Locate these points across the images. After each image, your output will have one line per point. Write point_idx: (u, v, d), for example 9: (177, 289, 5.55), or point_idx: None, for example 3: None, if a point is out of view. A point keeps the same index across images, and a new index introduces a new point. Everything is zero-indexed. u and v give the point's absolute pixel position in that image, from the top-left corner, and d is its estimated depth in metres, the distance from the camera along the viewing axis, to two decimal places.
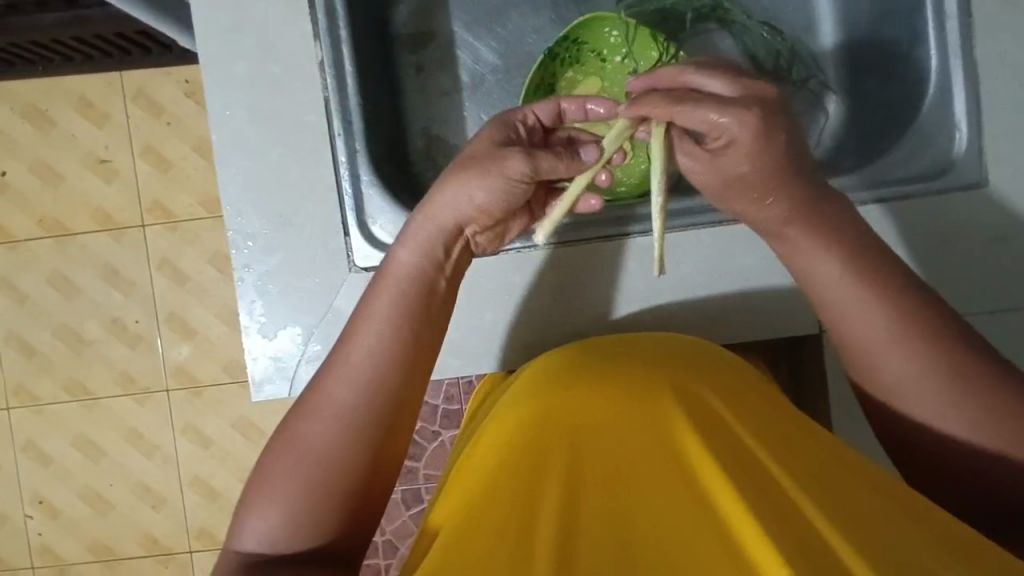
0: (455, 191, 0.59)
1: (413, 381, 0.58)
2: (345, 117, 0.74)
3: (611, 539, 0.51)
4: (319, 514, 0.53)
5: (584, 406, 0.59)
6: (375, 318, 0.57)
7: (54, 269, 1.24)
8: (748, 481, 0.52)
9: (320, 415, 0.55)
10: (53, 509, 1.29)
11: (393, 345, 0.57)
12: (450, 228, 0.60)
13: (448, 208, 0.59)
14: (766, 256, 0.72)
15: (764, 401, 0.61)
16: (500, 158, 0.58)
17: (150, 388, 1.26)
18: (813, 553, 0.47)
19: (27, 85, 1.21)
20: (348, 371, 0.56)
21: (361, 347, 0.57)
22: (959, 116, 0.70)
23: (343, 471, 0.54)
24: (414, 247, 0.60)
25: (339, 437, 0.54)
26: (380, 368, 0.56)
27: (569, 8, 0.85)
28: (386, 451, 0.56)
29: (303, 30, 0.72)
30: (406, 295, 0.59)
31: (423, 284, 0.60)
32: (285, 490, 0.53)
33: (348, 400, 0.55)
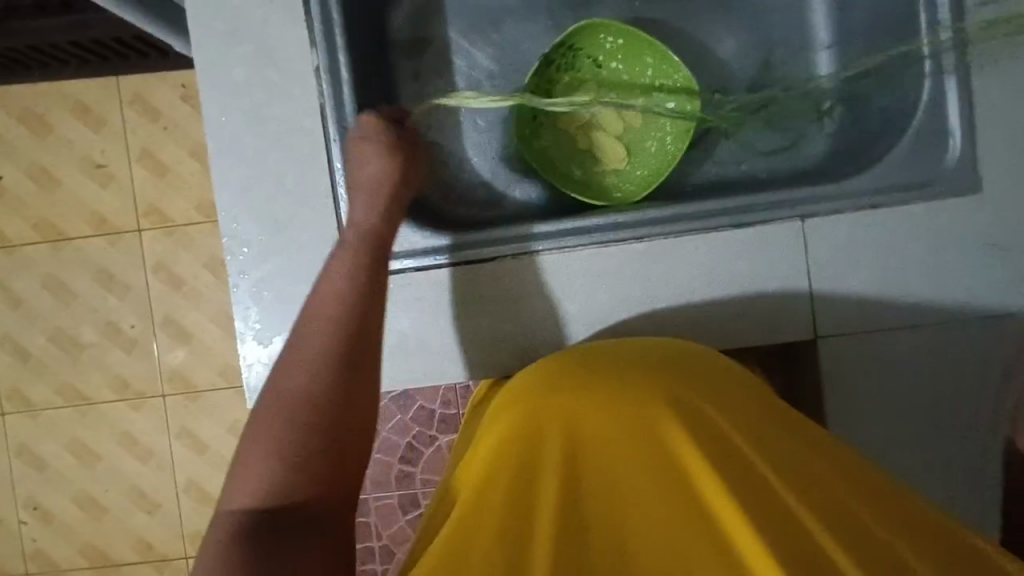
0: (370, 156, 0.68)
1: (373, 324, 0.62)
2: (342, 125, 0.73)
3: (611, 542, 0.54)
4: (303, 466, 0.54)
5: (584, 407, 0.59)
6: (338, 269, 0.63)
7: (49, 273, 1.24)
8: (742, 483, 0.54)
9: (293, 372, 0.58)
10: (47, 514, 1.28)
11: (352, 295, 0.61)
12: (384, 187, 0.68)
13: (370, 173, 0.68)
14: (762, 262, 0.72)
15: (767, 402, 0.61)
16: (391, 130, 0.70)
17: (145, 393, 1.25)
18: (804, 557, 0.50)
19: (23, 89, 1.21)
20: (317, 327, 0.60)
21: (323, 303, 0.61)
22: (954, 126, 0.70)
23: (322, 415, 0.56)
24: (365, 211, 0.67)
25: (311, 387, 0.57)
26: (341, 315, 0.60)
27: (565, 14, 0.84)
28: (358, 398, 0.58)
29: (300, 36, 0.72)
30: (361, 251, 0.64)
31: (376, 240, 0.66)
32: (266, 447, 0.54)
33: (317, 353, 0.58)
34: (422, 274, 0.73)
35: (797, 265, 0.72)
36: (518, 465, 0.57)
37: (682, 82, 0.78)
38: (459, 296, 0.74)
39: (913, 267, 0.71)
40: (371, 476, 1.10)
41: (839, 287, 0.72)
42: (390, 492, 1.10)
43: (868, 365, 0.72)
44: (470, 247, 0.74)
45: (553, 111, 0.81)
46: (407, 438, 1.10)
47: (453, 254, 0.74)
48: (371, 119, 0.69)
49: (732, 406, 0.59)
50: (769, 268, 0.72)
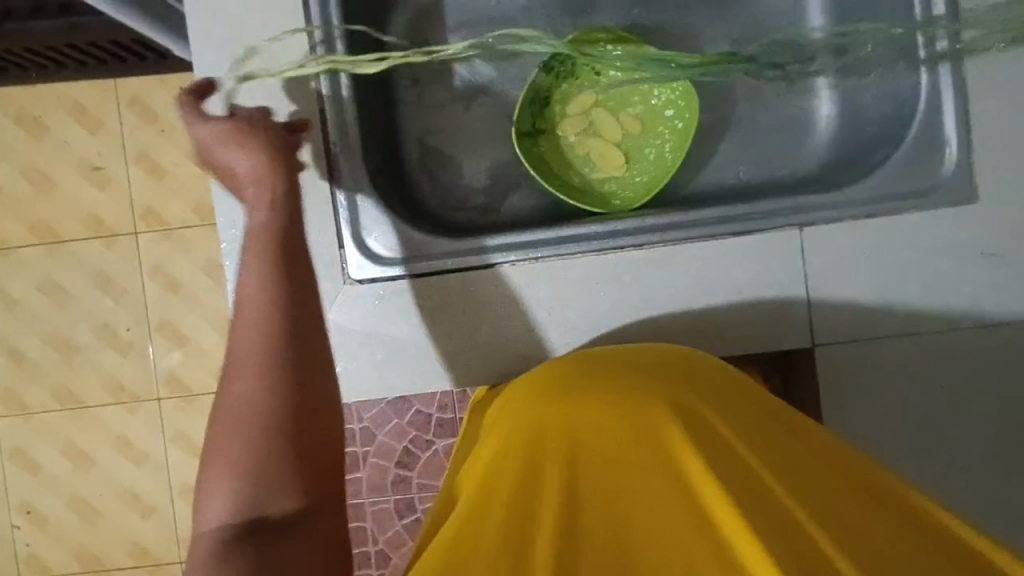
0: (230, 153, 0.62)
1: (312, 320, 0.58)
2: (343, 129, 0.73)
3: (611, 544, 0.54)
4: (270, 474, 0.53)
5: (582, 411, 0.59)
6: (251, 273, 0.58)
7: (44, 276, 1.23)
8: (736, 485, 0.55)
9: (234, 384, 0.55)
10: (40, 518, 1.27)
11: (276, 291, 0.57)
12: (259, 171, 0.61)
13: (241, 169, 0.62)
14: (759, 270, 0.72)
15: (766, 403, 0.62)
16: (229, 119, 0.62)
17: (140, 396, 1.25)
18: (804, 556, 0.51)
19: (20, 91, 1.20)
20: (245, 333, 0.56)
21: (246, 307, 0.57)
22: (951, 134, 0.70)
23: (277, 425, 0.54)
24: (261, 206, 0.61)
25: (257, 394, 0.54)
26: (268, 312, 0.56)
27: (564, 20, 0.84)
28: (308, 393, 0.55)
29: (301, 42, 0.72)
30: (271, 246, 0.59)
31: (287, 228, 0.61)
32: (227, 463, 0.52)
33: (252, 359, 0.55)
34: (419, 280, 0.73)
35: (794, 274, 0.72)
36: (515, 472, 0.57)
37: (681, 90, 0.78)
38: (456, 302, 0.74)
39: (910, 275, 0.71)
40: (367, 480, 1.10)
41: (835, 295, 0.72)
42: (386, 496, 1.09)
43: (865, 373, 0.73)
44: (468, 253, 0.74)
45: (553, 119, 0.81)
46: (404, 443, 1.10)
47: (451, 260, 0.74)
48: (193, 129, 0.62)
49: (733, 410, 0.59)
50: (766, 275, 0.72)
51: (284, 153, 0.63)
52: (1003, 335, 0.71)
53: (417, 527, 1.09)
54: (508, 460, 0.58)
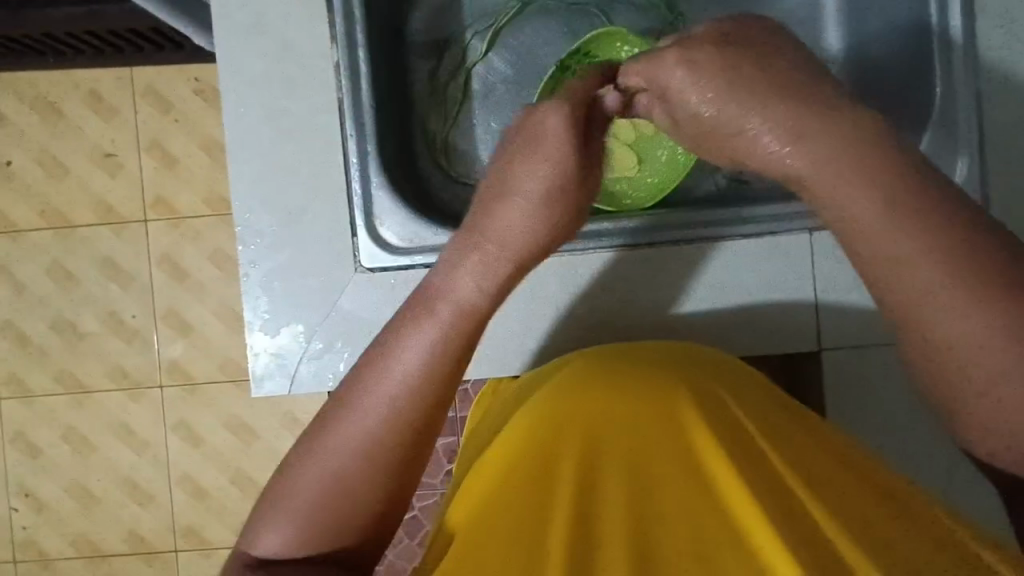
0: (522, 214, 0.59)
1: (443, 407, 0.56)
2: (358, 119, 0.74)
3: (631, 540, 0.53)
4: (350, 534, 0.54)
5: (599, 410, 0.60)
6: (415, 343, 0.55)
7: (53, 260, 1.24)
8: (755, 480, 0.55)
9: (350, 455, 0.53)
10: (38, 502, 1.27)
11: (432, 390, 0.55)
12: (522, 253, 0.59)
13: (507, 232, 0.59)
14: (769, 273, 0.73)
15: (775, 405, 0.64)
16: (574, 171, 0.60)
17: (143, 383, 1.25)
18: (823, 553, 0.50)
19: (38, 77, 1.22)
20: (384, 414, 0.53)
21: (392, 389, 0.54)
22: (962, 145, 0.71)
23: (366, 489, 0.53)
24: (471, 286, 0.57)
25: (368, 473, 0.53)
26: (419, 411, 0.54)
27: (581, 21, 0.85)
28: (417, 475, 0.56)
29: (321, 31, 0.73)
30: (453, 332, 0.56)
31: (468, 330, 0.57)
32: (306, 513, 0.53)
33: (382, 443, 0.53)
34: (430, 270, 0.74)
35: (803, 278, 0.73)
36: (531, 472, 0.58)
37: None
38: None
39: None
40: None
41: (842, 301, 0.73)
42: None
43: (869, 378, 0.73)
44: None
45: None
46: None
47: None
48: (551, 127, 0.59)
49: (745, 411, 0.62)
50: (775, 278, 0.73)
51: (559, 239, 0.63)
52: None
53: (415, 524, 1.09)
54: (524, 457, 0.59)
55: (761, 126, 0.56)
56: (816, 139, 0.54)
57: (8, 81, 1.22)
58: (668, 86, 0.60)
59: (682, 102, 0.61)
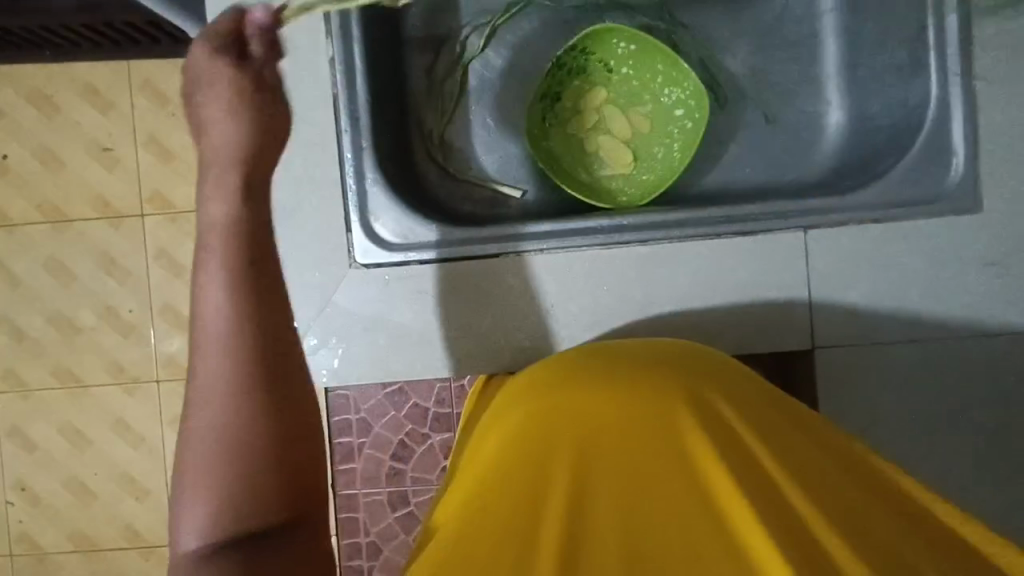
0: (220, 130, 0.51)
1: (277, 327, 0.52)
2: (354, 115, 0.73)
3: (622, 540, 0.54)
4: (254, 493, 0.49)
5: (588, 406, 0.60)
6: (213, 281, 0.50)
7: (50, 254, 1.24)
8: (747, 479, 0.56)
9: (208, 400, 0.50)
10: (35, 496, 1.28)
11: (244, 300, 0.50)
12: (229, 163, 0.51)
13: (223, 147, 0.51)
14: (763, 270, 0.73)
15: (764, 397, 0.62)
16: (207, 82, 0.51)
17: (139, 378, 1.25)
18: (814, 555, 0.52)
19: (35, 70, 1.21)
20: (216, 350, 0.50)
21: (211, 324, 0.50)
22: (957, 144, 0.71)
23: (242, 447, 0.49)
24: (221, 195, 0.51)
25: (234, 409, 0.49)
26: (243, 323, 0.50)
27: (578, 17, 0.85)
28: (292, 407, 0.51)
29: (315, 26, 0.73)
30: (241, 254, 0.51)
31: (249, 230, 0.52)
32: (207, 485, 0.49)
33: (223, 371, 0.50)
34: (425, 267, 0.74)
35: (797, 277, 0.73)
36: (521, 469, 0.58)
37: (692, 89, 0.78)
38: (462, 290, 0.74)
39: (911, 281, 0.72)
40: (361, 472, 1.10)
41: (838, 300, 0.73)
42: (380, 488, 1.10)
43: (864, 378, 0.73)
44: (476, 243, 0.74)
45: (561, 115, 0.82)
46: (400, 436, 1.09)
47: (458, 249, 0.74)
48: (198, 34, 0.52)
49: (738, 406, 0.61)
50: (771, 276, 0.73)
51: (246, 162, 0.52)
52: (1003, 349, 0.72)
53: (410, 521, 1.10)
54: (515, 455, 0.59)
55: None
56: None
57: (6, 75, 1.22)
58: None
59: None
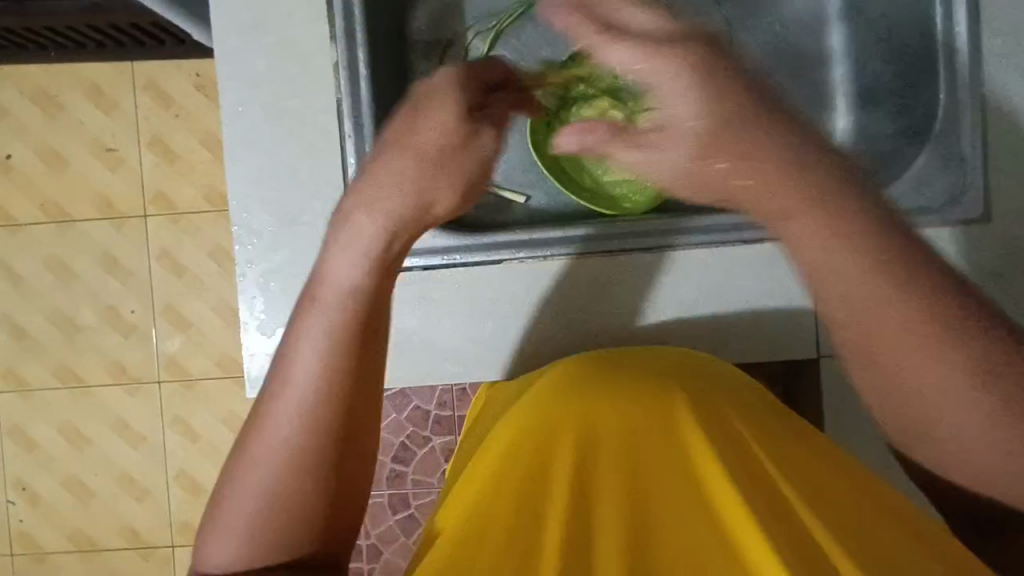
0: (378, 203, 0.49)
1: (363, 403, 0.52)
2: (357, 120, 0.73)
3: (623, 540, 0.53)
4: (293, 543, 0.51)
5: (591, 407, 0.61)
6: (310, 344, 0.49)
7: (52, 254, 1.24)
8: (748, 485, 0.56)
9: (269, 457, 0.49)
10: (36, 495, 1.28)
11: (341, 372, 0.50)
12: (392, 227, 0.50)
13: (382, 223, 0.49)
14: (767, 278, 0.73)
15: (769, 411, 0.64)
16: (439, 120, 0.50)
17: (141, 378, 1.25)
18: (813, 562, 0.51)
19: (38, 69, 1.21)
20: (289, 414, 0.49)
21: (296, 386, 0.49)
22: (968, 152, 0.71)
23: (296, 501, 0.50)
24: (355, 264, 0.49)
25: (290, 470, 0.49)
26: (330, 412, 0.50)
27: None
28: (354, 467, 0.52)
29: (322, 31, 0.72)
30: (352, 329, 0.50)
31: (366, 306, 0.50)
32: (247, 524, 0.49)
33: (291, 436, 0.49)
34: (426, 273, 0.73)
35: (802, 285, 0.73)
36: (524, 467, 0.58)
37: None
38: (466, 296, 0.74)
39: None
40: None
41: None
42: (380, 491, 1.09)
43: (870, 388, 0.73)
44: (477, 249, 0.74)
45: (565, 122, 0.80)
46: (401, 438, 1.09)
47: (460, 254, 0.74)
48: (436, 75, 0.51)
49: (741, 415, 0.62)
50: (777, 285, 0.73)
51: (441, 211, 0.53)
52: None
53: (410, 524, 1.09)
54: (518, 454, 0.59)
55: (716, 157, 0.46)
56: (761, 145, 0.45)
57: (8, 74, 1.21)
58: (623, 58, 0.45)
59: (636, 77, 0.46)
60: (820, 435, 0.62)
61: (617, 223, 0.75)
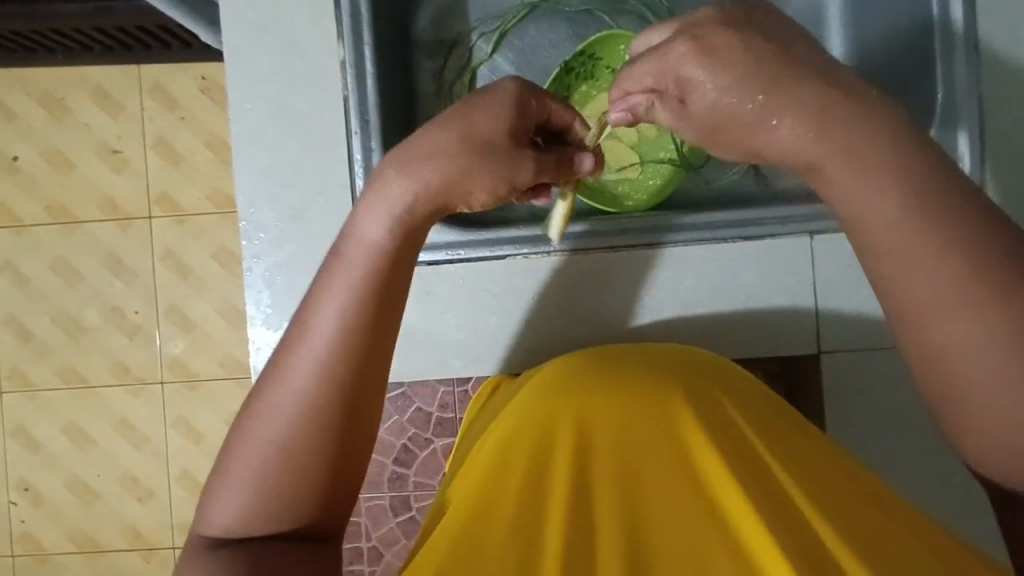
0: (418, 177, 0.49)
1: (377, 375, 0.51)
2: (364, 117, 0.74)
3: (625, 537, 0.54)
4: (292, 511, 0.49)
5: (594, 403, 0.61)
6: (329, 312, 0.49)
7: (58, 255, 1.25)
8: (749, 480, 0.56)
9: (278, 418, 0.48)
10: (39, 496, 1.28)
11: (357, 339, 0.49)
12: (424, 203, 0.49)
13: (410, 188, 0.49)
14: (766, 272, 0.74)
15: (773, 407, 0.64)
16: (496, 135, 0.50)
17: (144, 379, 1.26)
18: (815, 560, 0.52)
19: (46, 73, 1.22)
20: (302, 375, 0.48)
21: (310, 351, 0.49)
22: (964, 148, 0.75)
23: (301, 468, 0.48)
24: (384, 229, 0.50)
25: (297, 433, 0.48)
26: (342, 374, 0.49)
27: (586, 24, 0.85)
28: (363, 444, 0.51)
29: (328, 29, 0.74)
30: (370, 292, 0.49)
31: (391, 273, 0.50)
32: (249, 487, 0.48)
33: (305, 400, 0.48)
34: (432, 268, 0.74)
35: (800, 282, 0.74)
36: (529, 460, 0.58)
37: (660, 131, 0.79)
38: (469, 292, 0.74)
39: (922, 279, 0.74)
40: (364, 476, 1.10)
41: (842, 303, 0.74)
42: (381, 493, 1.09)
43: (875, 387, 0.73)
44: (482, 244, 0.74)
45: None
46: (403, 440, 1.09)
47: (464, 250, 0.74)
48: (502, 92, 0.51)
49: (742, 409, 0.62)
50: (777, 281, 0.74)
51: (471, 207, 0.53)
52: None
53: (411, 525, 1.09)
54: (522, 447, 0.59)
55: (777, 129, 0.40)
56: (850, 128, 0.40)
57: (17, 78, 1.23)
58: (689, 79, 0.41)
59: (699, 92, 0.41)
60: (818, 430, 0.62)
61: (618, 221, 0.75)
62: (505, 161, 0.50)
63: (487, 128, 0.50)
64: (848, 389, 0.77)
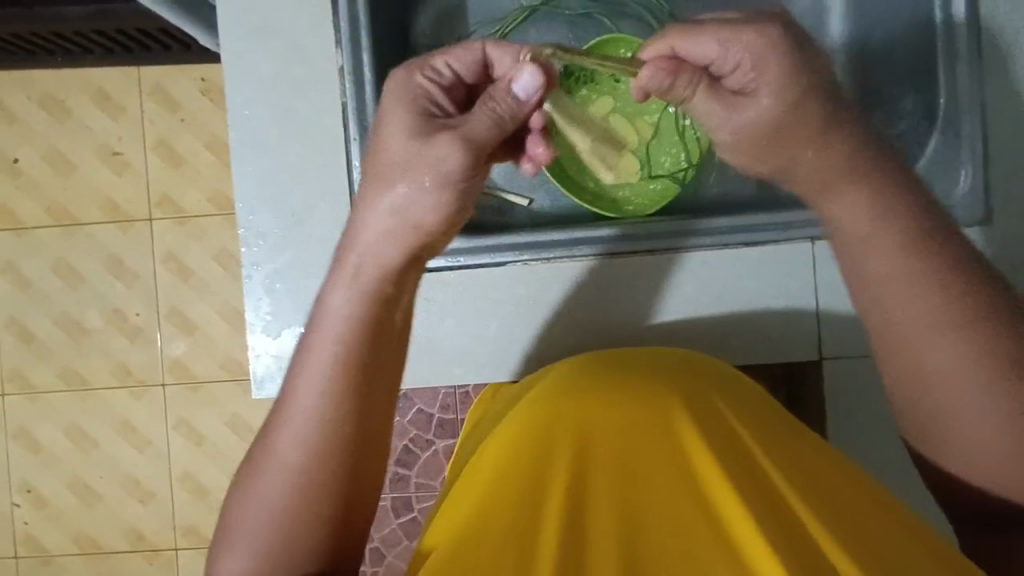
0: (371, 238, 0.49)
1: (375, 416, 0.52)
2: (363, 124, 0.73)
3: (621, 546, 0.53)
4: (302, 553, 0.49)
5: (587, 412, 0.60)
6: (313, 370, 0.49)
7: (59, 257, 1.25)
8: (745, 485, 0.56)
9: (283, 466, 0.49)
10: (41, 497, 1.28)
11: (347, 383, 0.49)
12: (387, 262, 0.50)
13: (368, 250, 0.49)
14: (768, 279, 0.74)
15: (768, 412, 0.64)
16: (399, 134, 0.50)
17: (147, 381, 1.26)
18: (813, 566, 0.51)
19: (47, 76, 1.22)
20: (298, 424, 0.49)
21: (303, 398, 0.49)
22: (966, 151, 0.75)
23: (307, 511, 0.49)
24: (349, 295, 0.50)
25: (299, 480, 0.49)
26: (334, 413, 0.49)
27: (587, 28, 0.85)
28: (369, 478, 0.52)
29: (327, 36, 0.73)
30: (356, 337, 0.50)
31: (374, 318, 0.50)
32: (259, 533, 0.49)
33: (305, 447, 0.49)
34: (433, 275, 0.74)
35: (802, 288, 0.74)
36: (524, 467, 0.58)
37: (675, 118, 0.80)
38: (469, 298, 0.74)
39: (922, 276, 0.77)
40: None
41: (843, 308, 0.74)
42: (383, 494, 1.09)
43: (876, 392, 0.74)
44: (482, 250, 0.74)
45: None
46: (404, 441, 1.09)
47: (465, 256, 0.74)
48: (385, 106, 0.52)
49: (737, 414, 0.62)
50: (778, 288, 0.74)
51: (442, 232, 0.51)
52: None
53: (412, 526, 1.09)
54: (517, 461, 0.58)
55: (822, 149, 0.48)
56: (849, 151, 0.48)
57: (18, 80, 1.23)
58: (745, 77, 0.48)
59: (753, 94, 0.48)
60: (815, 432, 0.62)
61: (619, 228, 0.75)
62: (424, 153, 0.48)
63: (389, 134, 0.50)
64: (850, 394, 0.76)
